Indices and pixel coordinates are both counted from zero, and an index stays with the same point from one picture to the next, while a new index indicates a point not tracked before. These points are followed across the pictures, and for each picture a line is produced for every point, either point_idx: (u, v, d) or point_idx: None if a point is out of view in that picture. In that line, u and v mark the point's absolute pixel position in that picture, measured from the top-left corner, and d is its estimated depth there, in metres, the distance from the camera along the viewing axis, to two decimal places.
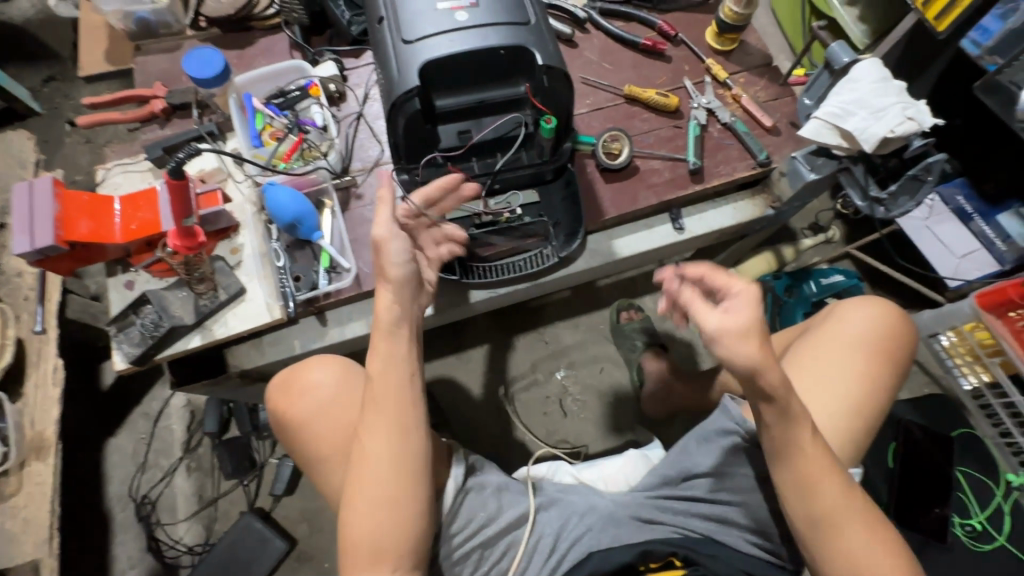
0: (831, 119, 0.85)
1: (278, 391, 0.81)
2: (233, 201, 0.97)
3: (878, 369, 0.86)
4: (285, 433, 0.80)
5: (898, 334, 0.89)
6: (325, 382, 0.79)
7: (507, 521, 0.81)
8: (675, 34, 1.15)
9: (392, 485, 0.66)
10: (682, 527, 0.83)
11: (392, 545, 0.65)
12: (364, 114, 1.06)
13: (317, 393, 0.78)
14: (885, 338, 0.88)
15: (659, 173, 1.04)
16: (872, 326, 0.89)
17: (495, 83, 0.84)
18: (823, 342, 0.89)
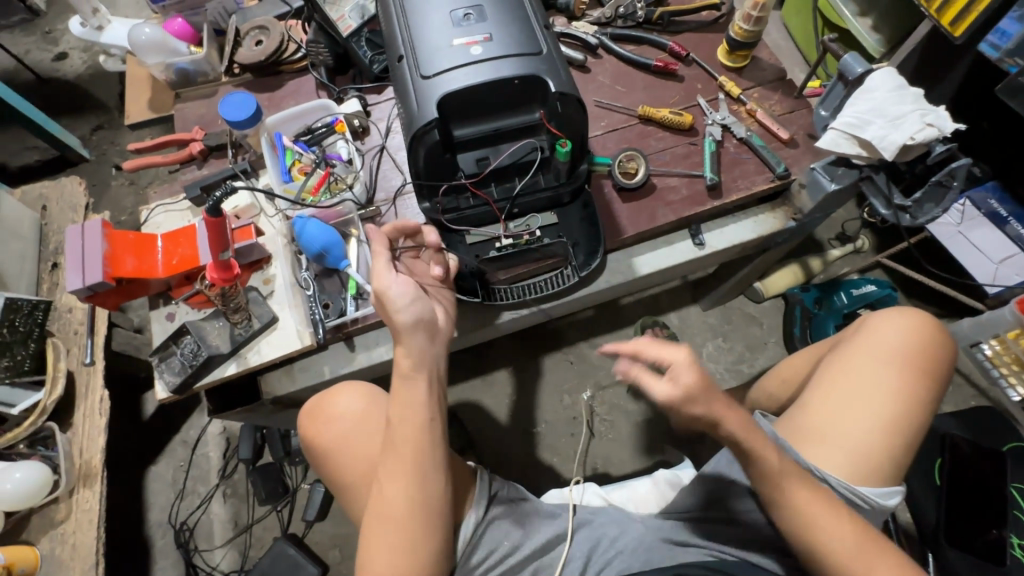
0: (847, 129, 0.85)
1: (305, 418, 0.83)
2: (265, 235, 1.02)
3: (919, 388, 0.83)
4: (313, 459, 0.82)
5: (936, 347, 0.86)
6: (350, 409, 0.80)
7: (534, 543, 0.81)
8: (687, 54, 1.17)
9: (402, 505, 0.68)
10: (717, 550, 0.80)
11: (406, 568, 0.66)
12: (387, 146, 1.11)
13: (342, 421, 0.80)
14: (925, 356, 0.85)
15: (676, 190, 1.05)
16: (911, 342, 0.86)
17: (510, 112, 0.88)
18: (857, 358, 0.86)
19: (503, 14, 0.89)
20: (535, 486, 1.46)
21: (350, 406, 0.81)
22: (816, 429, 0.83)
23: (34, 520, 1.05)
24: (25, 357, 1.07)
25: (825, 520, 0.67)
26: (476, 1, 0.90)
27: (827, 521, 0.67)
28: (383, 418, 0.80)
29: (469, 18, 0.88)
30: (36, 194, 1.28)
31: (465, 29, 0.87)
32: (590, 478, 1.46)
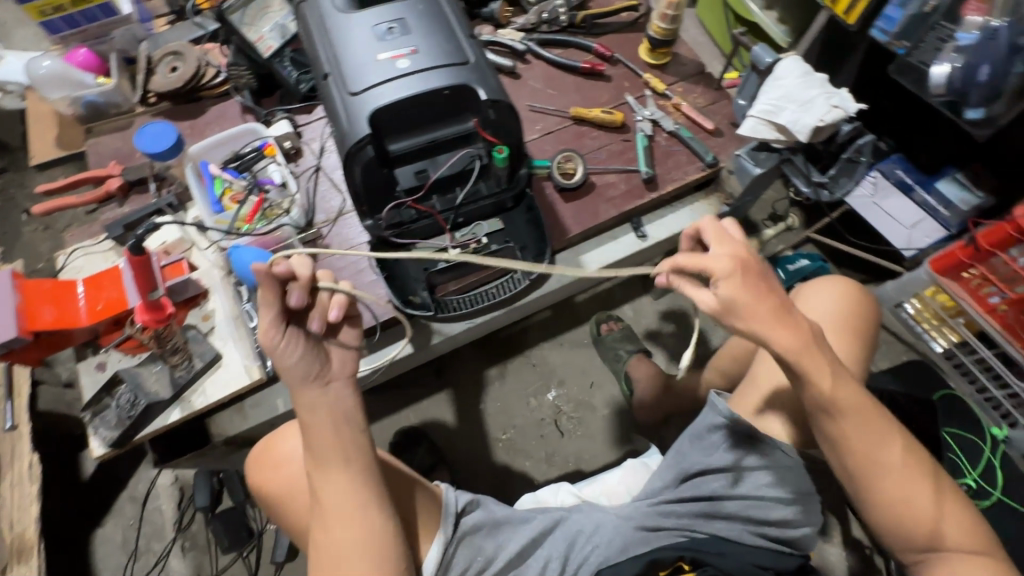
0: (765, 116, 0.91)
1: (252, 461, 0.81)
2: (199, 269, 0.97)
3: (848, 346, 0.88)
4: (268, 507, 0.78)
5: (862, 310, 0.92)
6: (297, 450, 0.78)
7: (508, 555, 0.81)
8: (612, 54, 1.21)
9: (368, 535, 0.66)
10: (687, 529, 0.82)
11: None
12: (322, 166, 1.09)
13: (289, 465, 0.77)
14: (849, 316, 0.91)
15: (615, 186, 1.08)
16: (834, 307, 0.91)
17: (444, 123, 0.88)
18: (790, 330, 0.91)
19: (427, 26, 0.89)
20: (510, 492, 1.45)
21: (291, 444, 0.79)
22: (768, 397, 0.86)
23: None
24: None
25: (934, 515, 0.67)
26: (399, 14, 0.90)
27: (943, 518, 0.67)
28: None
29: (393, 32, 0.88)
30: None
31: (389, 43, 0.87)
32: (563, 477, 1.47)
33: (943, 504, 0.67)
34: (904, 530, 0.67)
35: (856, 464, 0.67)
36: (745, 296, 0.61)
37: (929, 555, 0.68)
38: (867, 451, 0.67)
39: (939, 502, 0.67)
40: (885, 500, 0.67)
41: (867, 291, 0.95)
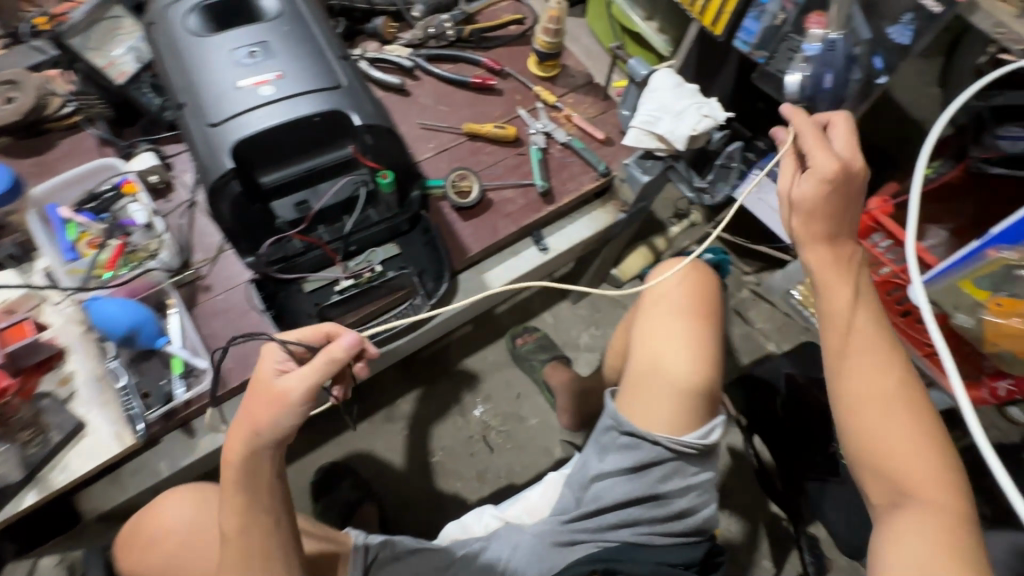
0: (645, 127, 0.94)
1: (136, 540, 0.78)
2: (51, 327, 0.85)
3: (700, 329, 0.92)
4: None
5: (705, 289, 0.96)
6: (181, 520, 0.76)
7: None
8: (501, 68, 1.21)
9: None
10: (601, 540, 0.82)
11: None
12: (196, 200, 1.01)
13: (174, 535, 0.76)
14: (699, 299, 0.94)
15: (512, 201, 1.08)
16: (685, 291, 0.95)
17: (320, 150, 0.83)
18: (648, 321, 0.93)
19: (294, 48, 0.84)
20: (443, 517, 1.41)
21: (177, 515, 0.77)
22: (635, 391, 0.88)
23: None
24: None
25: (914, 455, 0.62)
26: (262, 37, 0.84)
27: (921, 460, 0.62)
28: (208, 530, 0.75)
29: (254, 56, 0.82)
30: None
31: (251, 67, 0.81)
32: (496, 494, 1.45)
33: (926, 448, 0.62)
34: (881, 453, 0.64)
35: (848, 375, 0.66)
36: (809, 213, 0.67)
37: (904, 501, 0.62)
38: (863, 365, 0.66)
39: (924, 445, 0.63)
40: (861, 426, 0.65)
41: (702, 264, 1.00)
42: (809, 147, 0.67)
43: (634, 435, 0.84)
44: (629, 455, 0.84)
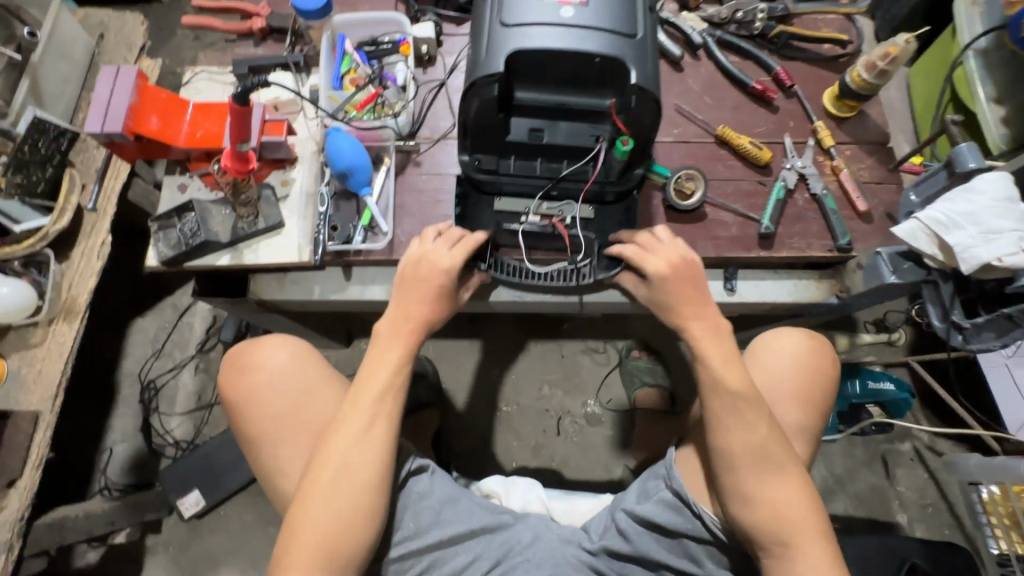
0: (932, 225, 0.78)
1: (792, 547, 0.71)
2: (297, 136, 0.97)
3: (802, 408, 0.85)
4: (249, 448, 0.83)
5: (814, 368, 0.87)
6: (279, 360, 0.85)
7: (443, 533, 0.84)
8: (791, 85, 1.06)
9: (363, 464, 0.72)
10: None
11: (351, 471, 0.71)
12: (446, 84, 1.04)
13: (276, 372, 0.84)
14: (809, 375, 0.87)
15: (726, 226, 0.97)
16: (798, 360, 0.87)
17: (581, 91, 0.82)
18: (732, 358, 0.77)
19: None
20: (484, 462, 1.45)
21: (387, 378, 0.76)
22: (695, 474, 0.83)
23: (10, 336, 1.08)
24: (40, 179, 1.10)
25: None
26: None
27: None
28: (318, 375, 0.86)
29: None
30: (96, 20, 1.29)
31: None
32: (542, 471, 1.45)
33: None
34: None
35: None
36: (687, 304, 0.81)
37: None
38: None
39: None
40: None
41: (813, 339, 0.90)
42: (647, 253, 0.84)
43: (680, 497, 0.82)
44: (662, 512, 0.82)
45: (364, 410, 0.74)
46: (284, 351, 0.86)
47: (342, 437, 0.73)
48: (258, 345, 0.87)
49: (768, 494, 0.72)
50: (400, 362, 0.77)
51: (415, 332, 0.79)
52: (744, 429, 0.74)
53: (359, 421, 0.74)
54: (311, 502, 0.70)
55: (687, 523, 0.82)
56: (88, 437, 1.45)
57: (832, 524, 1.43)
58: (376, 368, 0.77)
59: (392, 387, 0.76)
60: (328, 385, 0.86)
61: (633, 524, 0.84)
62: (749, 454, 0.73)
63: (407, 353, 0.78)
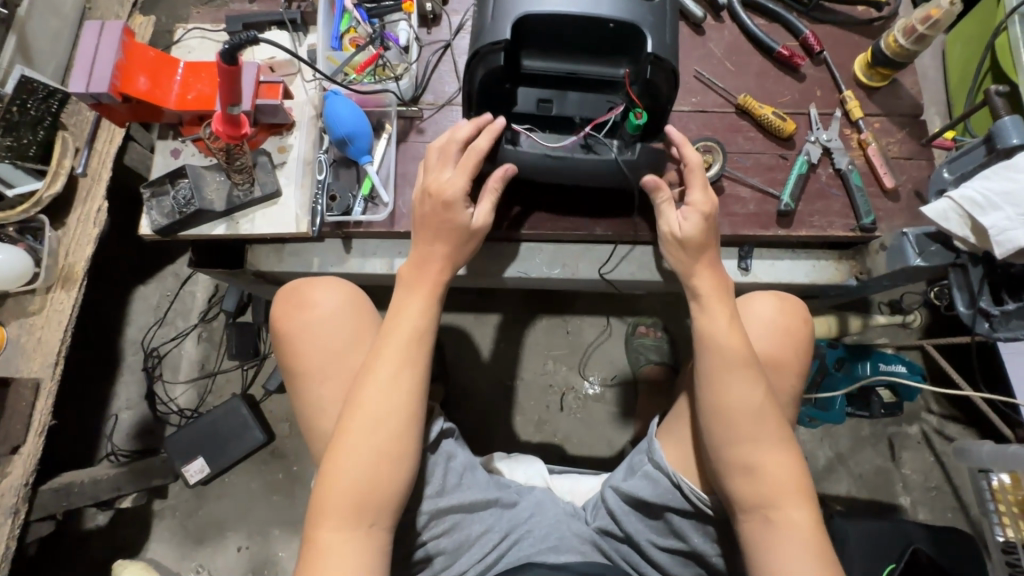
0: (967, 207, 0.73)
1: (772, 508, 0.69)
2: (295, 99, 0.93)
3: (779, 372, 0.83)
4: (292, 389, 0.81)
5: (793, 329, 0.84)
6: (329, 304, 0.82)
7: (460, 501, 0.83)
8: (820, 51, 0.99)
9: (393, 406, 0.70)
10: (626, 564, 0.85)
11: (382, 413, 0.70)
12: (452, 45, 0.98)
13: (319, 314, 0.81)
14: (788, 341, 0.83)
15: (743, 202, 0.92)
16: (777, 326, 0.84)
17: (594, 59, 0.76)
18: (733, 318, 0.75)
19: None
20: (487, 436, 1.45)
21: (416, 321, 0.74)
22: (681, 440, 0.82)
23: (8, 303, 1.07)
24: (31, 143, 1.06)
25: None
26: None
27: None
28: (358, 320, 0.83)
29: None
30: None
31: None
32: (545, 446, 1.45)
33: None
34: None
35: None
36: (695, 250, 0.78)
37: None
38: None
39: None
40: None
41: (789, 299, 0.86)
42: (690, 189, 0.78)
43: (662, 470, 0.79)
44: (646, 486, 0.81)
45: (393, 353, 0.72)
46: (339, 294, 0.83)
47: (373, 380, 0.71)
48: (315, 285, 0.84)
49: (751, 456, 0.70)
50: (428, 305, 0.75)
51: (443, 275, 0.77)
52: (741, 386, 0.72)
53: (389, 364, 0.71)
54: (343, 450, 0.68)
55: (668, 496, 0.79)
56: (93, 403, 1.46)
57: (834, 505, 1.43)
58: (404, 313, 0.74)
59: (419, 333, 0.74)
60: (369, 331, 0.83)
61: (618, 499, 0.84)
62: (747, 413, 0.71)
63: (430, 299, 0.76)
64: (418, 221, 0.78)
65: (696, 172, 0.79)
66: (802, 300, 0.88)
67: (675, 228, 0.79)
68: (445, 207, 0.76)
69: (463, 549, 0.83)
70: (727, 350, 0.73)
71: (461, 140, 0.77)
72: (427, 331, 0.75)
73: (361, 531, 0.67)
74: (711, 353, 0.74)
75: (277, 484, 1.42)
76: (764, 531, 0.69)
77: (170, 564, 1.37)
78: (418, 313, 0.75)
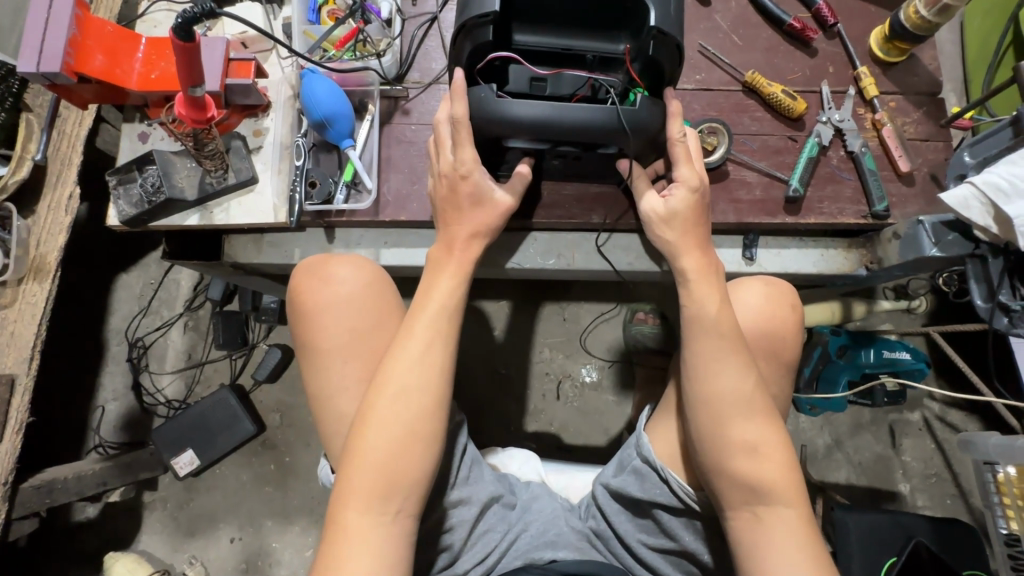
0: (990, 193, 0.69)
1: (762, 505, 0.65)
2: (270, 78, 0.86)
3: (771, 359, 0.79)
4: (308, 369, 0.75)
5: (784, 312, 0.80)
6: (350, 280, 0.75)
7: (479, 496, 0.78)
8: (834, 23, 0.92)
9: (423, 385, 0.65)
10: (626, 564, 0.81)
11: (411, 392, 0.64)
12: (439, 18, 0.91)
13: (342, 289, 0.74)
14: (774, 330, 0.79)
15: (749, 188, 0.87)
16: (763, 313, 0.79)
17: (590, 33, 0.71)
18: (723, 297, 0.72)
19: None
20: (481, 426, 1.42)
21: (445, 298, 0.69)
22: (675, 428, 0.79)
23: None
24: None
25: None
26: None
27: None
28: (384, 297, 0.76)
29: None
30: None
31: None
32: (540, 436, 1.42)
33: None
34: None
35: None
36: (683, 224, 0.74)
37: None
38: None
39: None
40: None
41: (772, 282, 0.82)
42: (675, 163, 0.74)
43: (650, 465, 0.76)
44: (636, 482, 0.77)
45: (421, 331, 0.67)
46: (363, 271, 0.76)
47: (400, 358, 0.66)
48: (339, 258, 0.78)
49: (737, 443, 0.67)
50: (459, 282, 0.71)
51: (476, 253, 0.73)
52: (732, 376, 0.68)
53: (420, 341, 0.66)
54: (368, 432, 0.63)
55: (655, 492, 0.76)
56: (78, 396, 1.42)
57: (833, 492, 1.41)
58: (431, 292, 0.70)
59: (449, 311, 0.69)
60: (395, 311, 0.77)
61: (607, 495, 0.81)
62: (735, 402, 0.68)
63: (459, 276, 0.71)
64: (439, 207, 0.75)
65: (680, 145, 0.73)
66: (790, 282, 0.83)
67: (662, 206, 0.75)
68: (460, 180, 0.72)
69: (467, 548, 0.78)
70: (715, 335, 0.69)
71: (446, 119, 0.74)
72: (458, 310, 0.70)
73: (387, 519, 0.61)
74: (698, 340, 0.70)
75: (269, 475, 1.39)
76: (754, 531, 0.65)
77: (163, 556, 1.35)
78: (449, 290, 0.70)
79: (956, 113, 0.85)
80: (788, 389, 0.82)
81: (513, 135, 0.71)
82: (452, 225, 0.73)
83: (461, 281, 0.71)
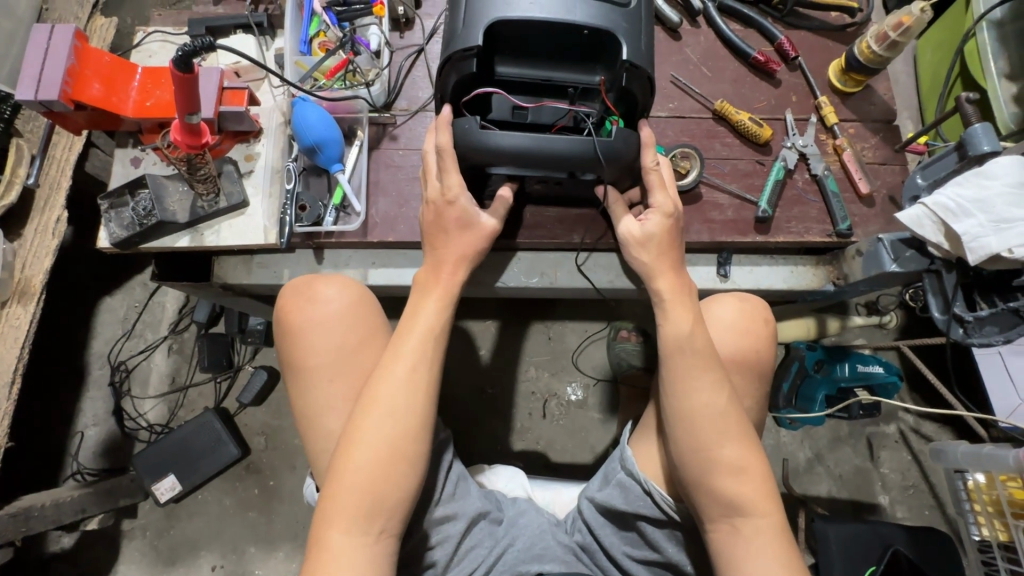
0: (940, 212, 0.74)
1: (740, 516, 0.67)
2: (261, 106, 0.90)
3: (742, 371, 0.82)
4: (293, 387, 0.76)
5: (754, 325, 0.84)
6: (335, 300, 0.77)
7: (464, 510, 0.80)
8: (795, 56, 0.99)
9: (408, 405, 0.66)
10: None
11: (396, 413, 0.66)
12: (426, 50, 0.95)
13: (327, 308, 0.76)
14: (746, 345, 0.83)
15: (721, 209, 0.92)
16: (736, 329, 0.83)
17: (567, 65, 0.75)
18: (696, 316, 0.75)
19: None
20: (468, 446, 1.43)
21: (430, 321, 0.72)
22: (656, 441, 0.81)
23: None
24: None
25: None
26: None
27: None
28: (369, 316, 0.78)
29: None
30: None
31: None
32: (527, 455, 1.43)
33: None
34: None
35: None
36: (658, 247, 0.78)
37: None
38: None
39: None
40: None
41: (744, 299, 0.86)
42: (651, 191, 0.78)
43: (634, 478, 0.78)
44: (619, 494, 0.79)
45: (407, 352, 0.69)
46: (347, 290, 0.78)
47: (385, 379, 0.67)
48: (323, 278, 0.80)
49: (722, 456, 0.69)
50: (444, 304, 0.73)
51: (461, 276, 0.76)
52: (705, 391, 0.71)
53: (404, 363, 0.68)
54: (354, 452, 0.64)
55: (638, 504, 0.78)
56: (56, 422, 1.39)
57: (815, 506, 1.44)
58: (421, 314, 0.72)
59: (436, 331, 0.71)
60: (379, 331, 0.79)
61: (592, 508, 0.83)
62: (705, 419, 0.70)
63: (446, 299, 0.74)
64: (429, 231, 0.77)
65: (654, 173, 0.77)
66: (762, 298, 0.87)
67: (639, 228, 0.79)
68: (452, 205, 0.76)
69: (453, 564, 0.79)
70: (690, 353, 0.73)
71: (434, 148, 0.78)
72: (443, 331, 0.72)
73: (369, 539, 0.62)
74: (676, 358, 0.73)
75: (252, 500, 1.37)
76: (732, 542, 0.67)
77: None
78: (435, 312, 0.73)
79: (909, 139, 0.91)
80: (762, 402, 0.85)
81: (496, 161, 0.75)
82: (438, 248, 0.76)
83: (446, 302, 0.74)
